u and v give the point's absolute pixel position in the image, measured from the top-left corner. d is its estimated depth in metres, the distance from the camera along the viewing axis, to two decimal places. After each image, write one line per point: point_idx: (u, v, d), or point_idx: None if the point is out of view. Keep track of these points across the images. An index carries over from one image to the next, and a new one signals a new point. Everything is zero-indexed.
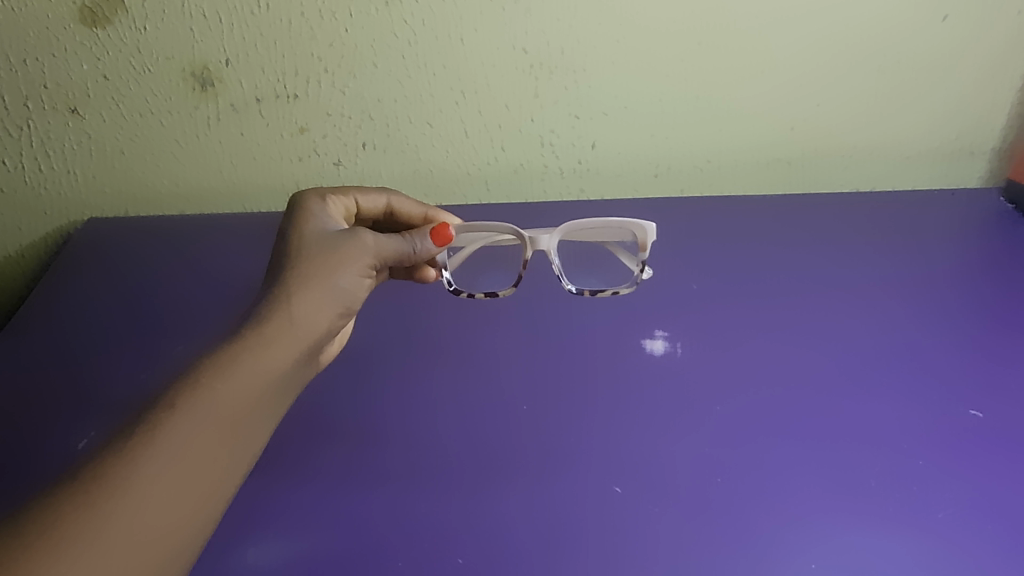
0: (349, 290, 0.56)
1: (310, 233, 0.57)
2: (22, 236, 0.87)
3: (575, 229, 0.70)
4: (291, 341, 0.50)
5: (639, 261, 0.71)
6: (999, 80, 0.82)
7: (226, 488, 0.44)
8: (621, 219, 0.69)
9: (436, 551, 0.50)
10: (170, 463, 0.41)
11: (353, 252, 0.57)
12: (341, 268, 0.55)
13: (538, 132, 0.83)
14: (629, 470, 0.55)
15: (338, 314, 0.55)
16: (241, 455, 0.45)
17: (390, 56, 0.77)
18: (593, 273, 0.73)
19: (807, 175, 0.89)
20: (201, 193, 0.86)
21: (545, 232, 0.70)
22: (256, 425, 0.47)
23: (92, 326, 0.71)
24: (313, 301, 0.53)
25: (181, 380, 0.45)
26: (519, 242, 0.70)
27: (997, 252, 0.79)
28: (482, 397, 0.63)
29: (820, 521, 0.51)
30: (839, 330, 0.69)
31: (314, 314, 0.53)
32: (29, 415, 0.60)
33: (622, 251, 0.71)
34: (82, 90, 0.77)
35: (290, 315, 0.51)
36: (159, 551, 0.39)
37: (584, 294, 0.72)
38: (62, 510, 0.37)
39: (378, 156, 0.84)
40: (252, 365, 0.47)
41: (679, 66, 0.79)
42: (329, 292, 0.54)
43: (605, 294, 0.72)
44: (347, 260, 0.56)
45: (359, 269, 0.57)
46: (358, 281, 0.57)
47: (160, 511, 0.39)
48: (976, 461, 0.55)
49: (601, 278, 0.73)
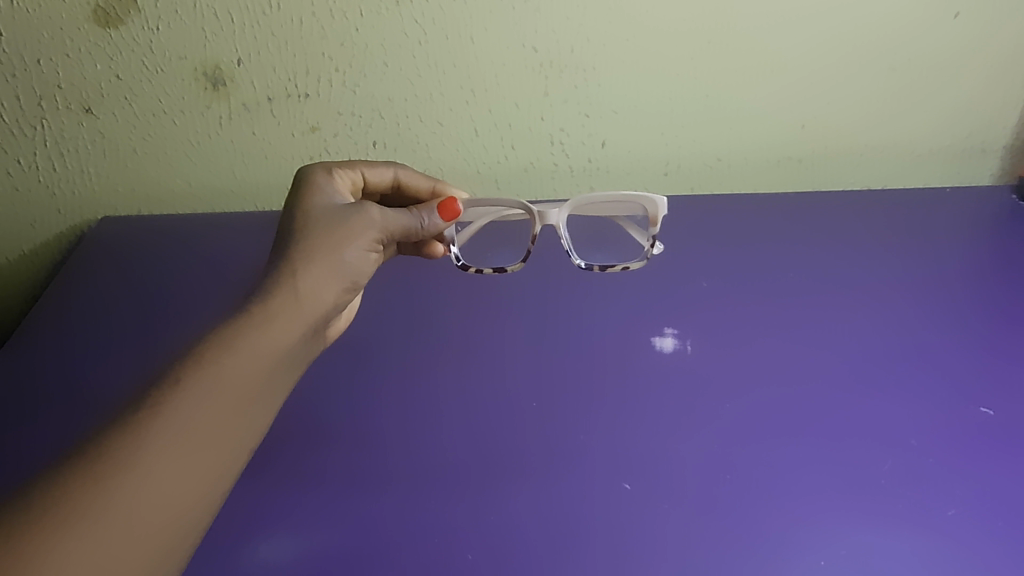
0: (354, 266, 0.56)
1: (315, 208, 0.57)
2: (36, 235, 0.88)
3: (583, 203, 0.70)
4: (298, 321, 0.51)
5: (649, 236, 0.72)
6: (1009, 78, 0.82)
7: (233, 466, 0.44)
8: (632, 195, 0.69)
9: (443, 549, 0.50)
10: (167, 458, 0.40)
11: (360, 226, 0.57)
12: (349, 245, 0.56)
13: (548, 131, 0.83)
14: (637, 466, 0.55)
15: (344, 291, 0.56)
16: (249, 433, 0.45)
17: (400, 55, 0.77)
18: (605, 248, 0.75)
19: (817, 174, 0.89)
20: (213, 193, 0.87)
21: (554, 206, 0.71)
22: (264, 403, 0.47)
23: (104, 322, 0.72)
24: (319, 278, 0.53)
25: (187, 361, 0.45)
26: (528, 216, 0.69)
27: (1009, 249, 0.79)
28: (490, 394, 0.63)
29: (828, 520, 0.51)
30: (850, 329, 0.68)
31: (320, 293, 0.53)
32: (44, 409, 0.61)
33: (633, 225, 0.72)
34: (96, 90, 0.77)
35: (297, 295, 0.52)
36: (154, 548, 0.39)
37: (593, 269, 0.73)
38: (68, 492, 0.37)
39: (389, 154, 0.84)
40: (258, 345, 0.47)
41: (689, 64, 0.79)
42: (336, 270, 0.54)
43: (615, 269, 0.73)
44: (354, 234, 0.56)
45: (366, 244, 0.57)
46: (366, 257, 0.57)
47: (167, 491, 0.40)
48: (986, 459, 0.55)
49: (610, 254, 0.75)
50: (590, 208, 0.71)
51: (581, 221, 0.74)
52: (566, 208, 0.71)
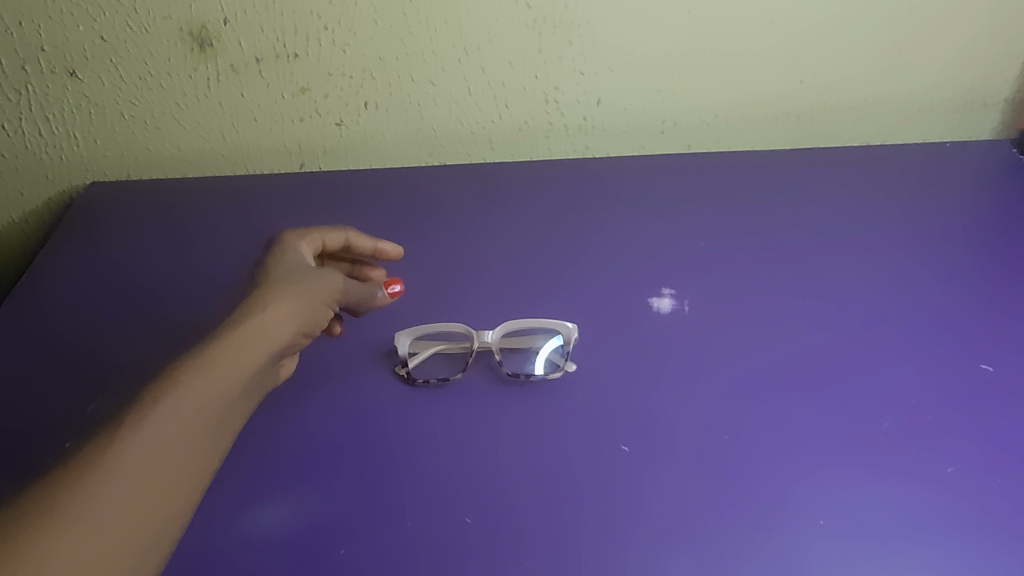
0: (313, 312, 0.56)
1: (287, 265, 0.57)
2: (25, 201, 0.87)
3: (519, 336, 0.64)
4: (270, 332, 0.51)
5: (563, 357, 0.61)
6: (1011, 27, 0.80)
7: (203, 475, 0.44)
8: (559, 330, 0.63)
9: (444, 510, 0.50)
10: (138, 468, 0.40)
11: (323, 284, 0.57)
12: (320, 295, 0.57)
13: (542, 89, 0.82)
14: (637, 426, 0.55)
15: (303, 333, 0.55)
16: (219, 442, 0.46)
17: (390, 12, 0.75)
18: (520, 359, 0.62)
19: (815, 130, 0.88)
20: (202, 156, 0.86)
21: (526, 302, 0.68)
22: (232, 416, 0.47)
23: (98, 290, 0.71)
24: (287, 311, 0.53)
25: (158, 379, 0.44)
26: (465, 338, 0.64)
27: (1011, 203, 0.78)
28: (485, 358, 0.62)
29: (824, 475, 0.51)
30: (849, 285, 0.68)
31: (292, 317, 0.53)
32: (36, 382, 0.60)
33: (548, 348, 0.63)
34: (80, 52, 0.75)
35: (264, 323, 0.51)
36: (125, 554, 0.38)
37: (506, 370, 0.61)
38: (48, 501, 0.36)
39: (381, 115, 0.83)
40: (233, 351, 0.48)
41: (685, 17, 0.77)
42: (303, 309, 0.54)
43: (521, 375, 0.60)
44: (316, 289, 0.56)
45: (324, 299, 0.57)
46: (325, 314, 0.58)
47: (138, 490, 0.39)
48: (983, 413, 0.55)
49: (522, 362, 0.62)
50: (518, 339, 0.64)
51: (510, 342, 0.63)
52: (502, 334, 0.64)
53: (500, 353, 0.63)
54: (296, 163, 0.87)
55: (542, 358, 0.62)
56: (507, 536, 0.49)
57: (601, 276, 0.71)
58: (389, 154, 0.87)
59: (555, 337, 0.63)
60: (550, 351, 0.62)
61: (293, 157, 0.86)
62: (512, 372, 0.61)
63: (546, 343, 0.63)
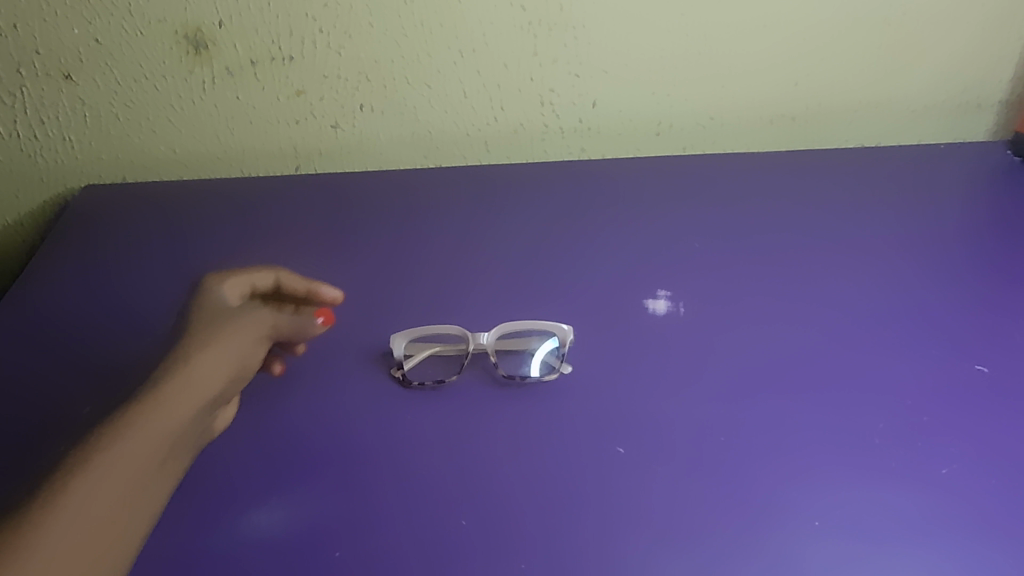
0: (244, 354, 0.55)
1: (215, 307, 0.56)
2: (20, 204, 0.87)
3: (515, 339, 0.64)
4: (206, 379, 0.50)
5: (558, 360, 0.61)
6: (1005, 29, 0.81)
7: (135, 530, 0.44)
8: (555, 333, 0.63)
9: (440, 512, 0.50)
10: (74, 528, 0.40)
11: (250, 326, 0.56)
12: (249, 337, 0.56)
13: (538, 91, 0.82)
14: (633, 428, 0.55)
15: (235, 377, 0.54)
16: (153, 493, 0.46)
17: (386, 15, 0.75)
18: (516, 361, 0.62)
19: (810, 132, 0.88)
20: (198, 159, 0.85)
21: (521, 305, 0.68)
22: (166, 466, 0.47)
23: (92, 294, 0.71)
24: (216, 358, 0.52)
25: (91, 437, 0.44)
26: (460, 341, 0.64)
27: (1005, 205, 0.78)
28: (480, 361, 0.62)
29: (819, 476, 0.51)
30: (844, 287, 0.68)
31: (221, 363, 0.52)
32: (31, 385, 0.60)
33: (543, 350, 0.63)
34: (75, 55, 0.75)
35: (194, 371, 0.50)
36: None
37: (501, 372, 0.61)
38: None
39: (376, 117, 0.83)
40: (171, 399, 0.47)
41: (680, 20, 0.77)
42: (233, 353, 0.54)
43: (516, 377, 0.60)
44: (244, 332, 0.55)
45: (253, 341, 0.56)
46: (254, 354, 0.57)
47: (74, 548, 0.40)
48: (978, 414, 0.55)
49: (517, 364, 0.62)
50: (514, 341, 0.64)
51: (506, 344, 0.63)
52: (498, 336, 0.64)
53: (495, 355, 0.63)
54: (291, 166, 0.87)
55: (538, 360, 0.62)
56: (503, 537, 0.49)
57: (596, 279, 0.71)
58: (385, 157, 0.87)
59: (550, 339, 0.63)
60: (545, 353, 0.62)
61: (288, 159, 0.86)
62: (507, 375, 0.61)
63: (541, 345, 0.63)
